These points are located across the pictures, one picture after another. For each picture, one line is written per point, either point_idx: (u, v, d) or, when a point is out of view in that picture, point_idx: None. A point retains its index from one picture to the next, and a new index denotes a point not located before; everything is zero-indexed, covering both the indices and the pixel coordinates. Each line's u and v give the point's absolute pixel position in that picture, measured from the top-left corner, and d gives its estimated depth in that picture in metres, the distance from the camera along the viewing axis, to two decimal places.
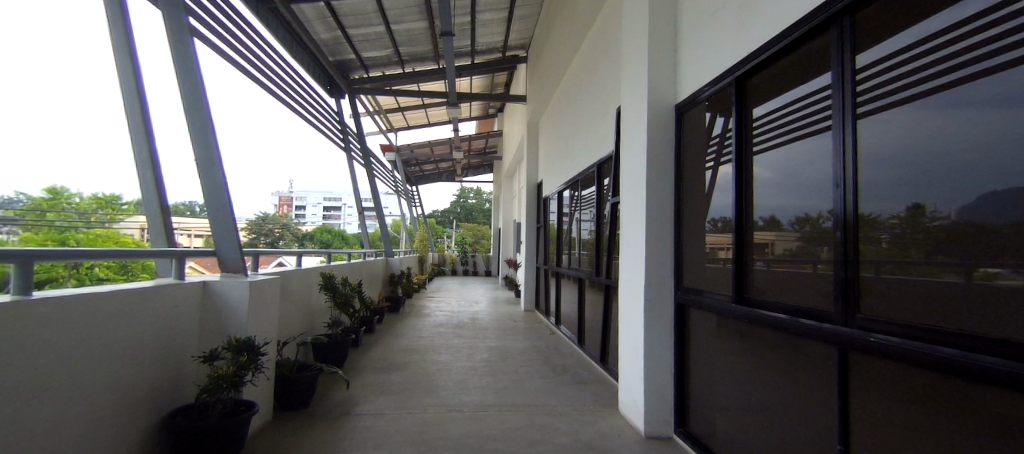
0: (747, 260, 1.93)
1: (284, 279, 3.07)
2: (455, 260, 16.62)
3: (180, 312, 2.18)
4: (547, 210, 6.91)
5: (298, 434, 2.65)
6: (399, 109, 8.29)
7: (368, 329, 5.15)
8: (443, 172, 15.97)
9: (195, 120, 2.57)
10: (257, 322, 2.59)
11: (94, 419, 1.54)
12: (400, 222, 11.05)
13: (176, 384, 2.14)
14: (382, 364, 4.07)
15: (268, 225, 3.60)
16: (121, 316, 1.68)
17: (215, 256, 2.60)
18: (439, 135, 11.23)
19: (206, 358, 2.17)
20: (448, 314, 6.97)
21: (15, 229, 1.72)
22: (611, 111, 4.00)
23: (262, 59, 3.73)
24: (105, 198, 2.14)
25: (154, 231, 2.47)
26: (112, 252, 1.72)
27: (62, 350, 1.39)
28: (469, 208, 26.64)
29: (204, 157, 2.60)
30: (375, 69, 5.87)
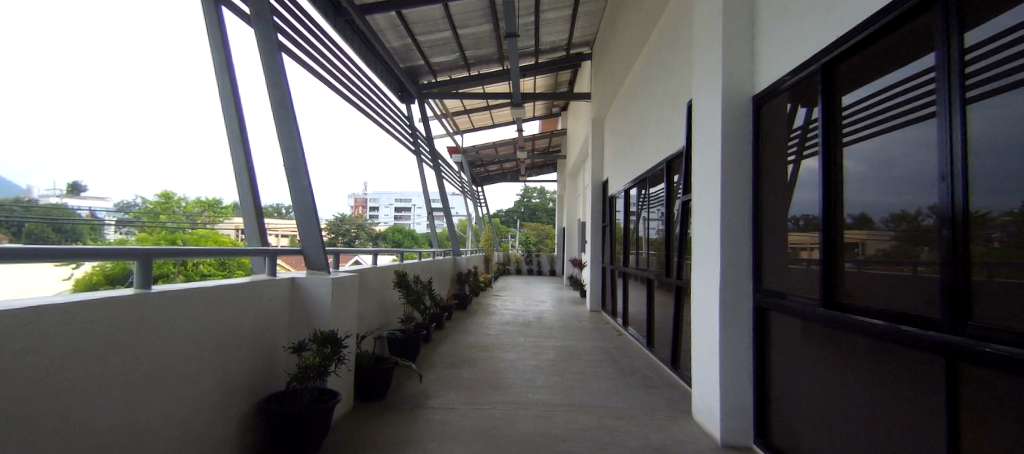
0: (834, 262, 1.74)
1: (362, 277, 3.29)
2: (520, 259, 16.79)
3: (274, 306, 2.45)
4: (613, 209, 6.73)
5: (374, 422, 2.84)
6: (465, 112, 8.53)
7: (438, 325, 5.37)
8: (507, 173, 16.19)
9: (284, 131, 2.85)
10: (339, 317, 2.82)
11: (199, 399, 1.76)
12: (467, 221, 11.38)
13: (270, 370, 2.40)
14: (451, 359, 4.23)
15: (345, 226, 3.90)
16: (223, 308, 1.92)
17: (301, 254, 2.88)
18: (504, 135, 11.39)
19: (295, 348, 2.42)
20: (514, 312, 7.05)
21: (133, 230, 2.04)
22: (681, 103, 3.80)
23: (341, 72, 4.02)
24: (208, 202, 2.53)
25: (249, 231, 2.82)
26: (215, 252, 1.95)
27: (174, 337, 1.61)
28: (533, 208, 26.78)
29: (293, 165, 2.88)
30: (443, 74, 6.08)
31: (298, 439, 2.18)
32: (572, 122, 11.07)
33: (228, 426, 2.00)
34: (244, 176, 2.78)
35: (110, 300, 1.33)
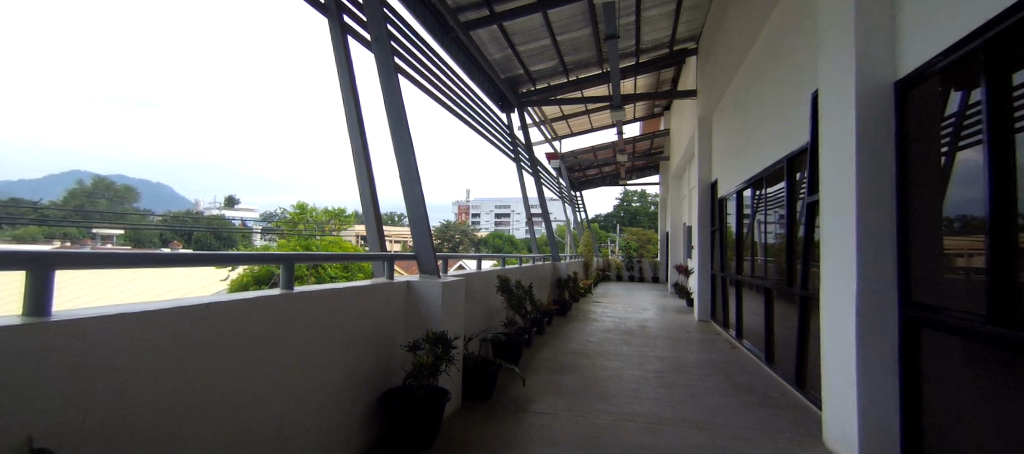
0: (1004, 272, 1.43)
1: (469, 282, 3.52)
2: (621, 264, 16.20)
3: (390, 308, 2.78)
4: (724, 212, 6.20)
5: (481, 423, 3.01)
6: (564, 117, 8.57)
7: (538, 330, 5.46)
8: (607, 177, 15.83)
9: (403, 149, 3.28)
10: (446, 319, 3.08)
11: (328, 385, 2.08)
12: (566, 227, 11.40)
13: (388, 365, 2.73)
14: (552, 365, 4.27)
15: (450, 232, 3.99)
16: (348, 305, 2.24)
17: (416, 258, 3.23)
18: (603, 138, 11.17)
19: (412, 347, 2.72)
20: (615, 320, 6.87)
21: (273, 236, 2.66)
22: (806, 90, 3.37)
23: (449, 88, 4.22)
24: (334, 212, 3.39)
25: (371, 238, 3.21)
26: (342, 257, 2.27)
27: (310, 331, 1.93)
28: (635, 212, 25.77)
29: (408, 177, 3.32)
30: (542, 80, 6.13)
31: (416, 427, 2.46)
32: (675, 121, 10.48)
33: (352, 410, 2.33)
34: (367, 187, 3.15)
35: (264, 300, 1.63)
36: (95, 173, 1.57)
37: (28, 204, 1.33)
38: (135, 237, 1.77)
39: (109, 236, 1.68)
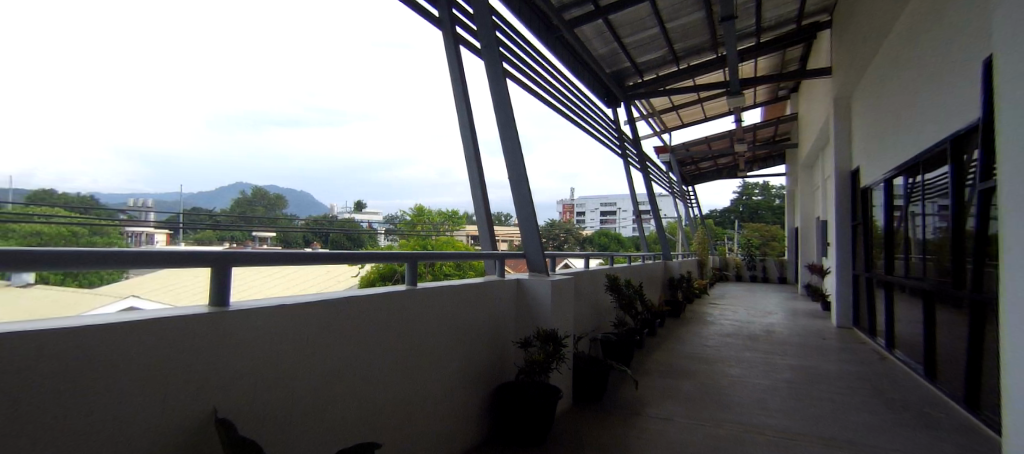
0: None
1: (577, 280, 3.50)
2: (740, 264, 15.15)
3: (500, 307, 2.96)
4: (869, 203, 5.41)
5: (592, 423, 3.01)
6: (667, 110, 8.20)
7: (651, 331, 5.29)
8: (723, 169, 14.78)
9: (512, 149, 3.33)
10: (556, 317, 3.14)
11: (435, 376, 2.33)
12: (677, 224, 11.03)
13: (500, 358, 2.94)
14: (669, 368, 4.08)
15: (556, 231, 3.95)
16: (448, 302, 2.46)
17: (525, 256, 3.30)
18: (712, 129, 10.44)
19: (525, 343, 2.92)
20: (735, 323, 6.40)
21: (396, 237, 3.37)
22: (978, 55, 2.81)
23: (557, 87, 4.21)
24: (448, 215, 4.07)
25: (483, 238, 3.34)
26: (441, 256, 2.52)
27: (417, 326, 2.21)
28: (754, 207, 23.53)
29: (516, 176, 3.36)
30: (652, 72, 5.89)
31: (524, 419, 2.65)
32: (806, 103, 9.34)
33: (458, 401, 2.56)
34: (479, 189, 3.28)
35: (377, 296, 1.90)
36: (252, 185, 2.23)
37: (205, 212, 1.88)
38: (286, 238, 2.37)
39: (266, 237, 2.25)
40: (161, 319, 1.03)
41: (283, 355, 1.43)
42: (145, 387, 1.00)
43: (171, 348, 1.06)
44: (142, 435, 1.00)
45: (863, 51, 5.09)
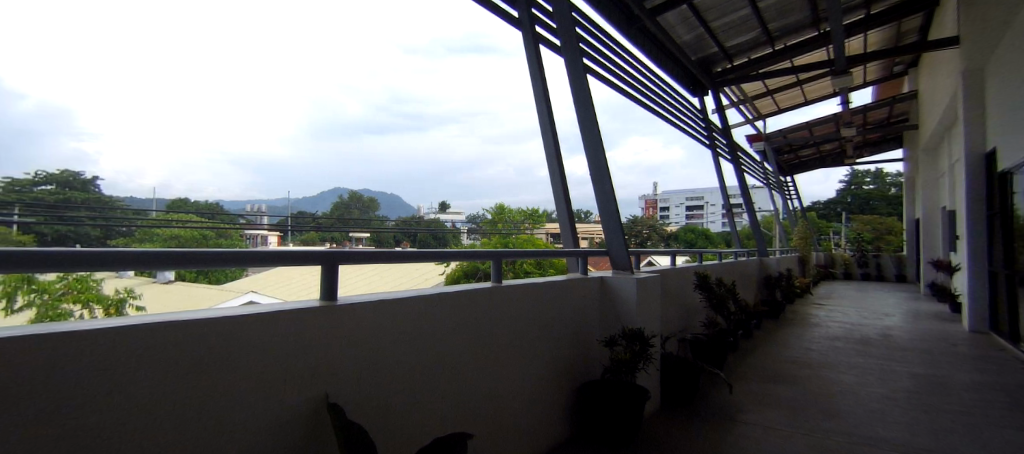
0: None
1: (665, 277, 3.37)
2: (850, 261, 13.84)
3: (584, 305, 2.94)
4: (1012, 189, 4.66)
5: (682, 427, 2.89)
6: (750, 98, 7.69)
7: (746, 333, 4.97)
8: (826, 156, 13.46)
9: (592, 145, 3.28)
10: (643, 315, 3.05)
11: (520, 371, 2.38)
12: (775, 218, 10.42)
13: (584, 356, 2.92)
14: (767, 373, 3.80)
15: (638, 226, 3.82)
16: (532, 299, 2.50)
17: (608, 254, 3.23)
18: (804, 114, 9.61)
19: (609, 341, 2.85)
20: (845, 325, 5.81)
21: (473, 236, 3.60)
22: None
23: (639, 78, 4.08)
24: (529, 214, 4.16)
25: (565, 236, 3.33)
26: (519, 253, 2.56)
27: (501, 322, 2.27)
28: (863, 197, 21.06)
29: (598, 172, 3.30)
30: (742, 56, 5.51)
31: (616, 421, 2.58)
32: (929, 79, 8.21)
33: (545, 398, 2.59)
34: (560, 187, 3.29)
35: (457, 293, 1.99)
36: (348, 190, 3.64)
37: (306, 217, 2.86)
38: (378, 238, 3.11)
39: (361, 237, 3.08)
40: (261, 317, 1.23)
41: (373, 349, 1.60)
42: (254, 376, 1.21)
43: (272, 342, 1.26)
44: (263, 412, 1.23)
45: (1005, 13, 4.37)
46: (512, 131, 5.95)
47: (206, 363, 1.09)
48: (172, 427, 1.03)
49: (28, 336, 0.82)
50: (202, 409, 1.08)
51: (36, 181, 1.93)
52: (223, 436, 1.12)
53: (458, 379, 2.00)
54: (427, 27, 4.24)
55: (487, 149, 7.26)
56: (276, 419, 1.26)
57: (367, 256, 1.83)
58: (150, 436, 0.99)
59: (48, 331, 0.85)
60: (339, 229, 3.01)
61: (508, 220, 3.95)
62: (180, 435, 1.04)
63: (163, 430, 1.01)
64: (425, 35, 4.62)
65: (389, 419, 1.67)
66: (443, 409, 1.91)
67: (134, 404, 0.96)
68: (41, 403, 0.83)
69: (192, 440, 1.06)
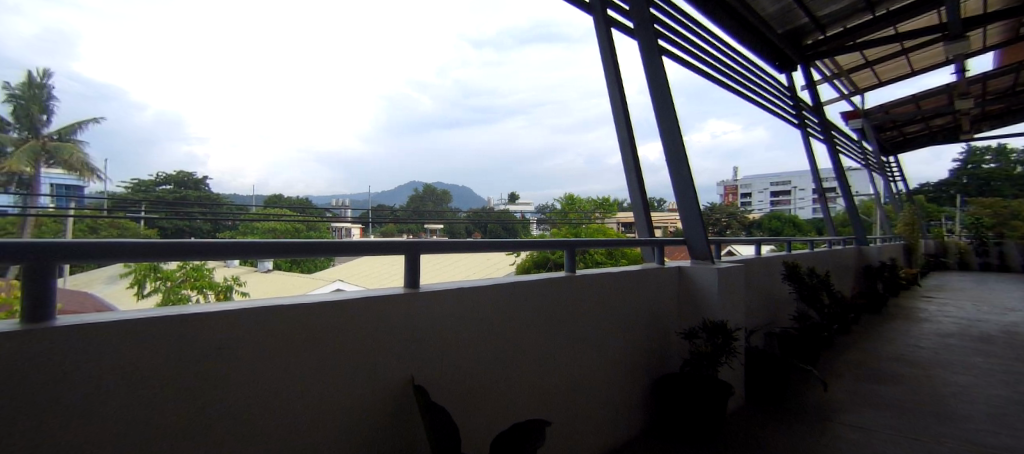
0: None
1: (749, 267, 3.18)
2: (967, 249, 12.44)
3: (663, 295, 2.80)
4: None
5: (770, 425, 2.71)
6: (838, 74, 7.03)
7: (841, 328, 4.58)
8: (934, 132, 11.95)
9: (669, 130, 3.14)
10: (727, 306, 2.88)
11: (596, 362, 2.35)
12: (875, 203, 9.52)
13: (664, 349, 2.80)
14: (867, 372, 3.48)
15: (718, 214, 3.63)
16: (606, 289, 2.44)
17: (687, 244, 3.09)
18: (902, 88, 8.64)
19: (688, 334, 2.70)
20: (961, 322, 5.17)
21: (544, 228, 3.61)
22: None
23: (718, 57, 3.84)
24: (600, 204, 4.13)
25: (640, 224, 3.24)
26: (598, 242, 2.51)
27: (576, 313, 2.24)
28: (980, 178, 18.48)
29: (675, 158, 3.16)
30: (836, 25, 5.06)
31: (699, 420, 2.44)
32: None
33: (621, 390, 2.53)
34: (634, 175, 3.21)
35: (529, 283, 2.00)
36: (422, 184, 3.81)
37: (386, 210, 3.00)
38: (451, 230, 3.24)
39: (436, 230, 3.19)
40: (349, 305, 1.31)
41: (455, 335, 1.65)
42: (340, 362, 1.29)
43: (360, 326, 1.34)
44: (353, 393, 1.31)
45: None
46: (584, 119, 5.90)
47: (304, 345, 1.20)
48: (271, 406, 1.13)
49: (158, 319, 0.94)
50: (297, 390, 1.18)
51: (156, 181, 2.39)
52: (323, 409, 1.24)
53: (537, 366, 2.02)
54: (496, 18, 4.28)
55: (556, 138, 7.17)
56: (370, 397, 1.36)
57: (450, 246, 1.88)
58: (263, 407, 1.11)
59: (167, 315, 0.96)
60: (414, 221, 3.13)
61: (578, 211, 3.97)
62: (287, 406, 1.16)
63: (264, 409, 1.11)
64: (492, 28, 4.65)
65: (471, 405, 1.71)
66: (523, 397, 1.94)
67: (245, 381, 1.07)
68: (171, 382, 0.96)
69: (297, 411, 1.18)
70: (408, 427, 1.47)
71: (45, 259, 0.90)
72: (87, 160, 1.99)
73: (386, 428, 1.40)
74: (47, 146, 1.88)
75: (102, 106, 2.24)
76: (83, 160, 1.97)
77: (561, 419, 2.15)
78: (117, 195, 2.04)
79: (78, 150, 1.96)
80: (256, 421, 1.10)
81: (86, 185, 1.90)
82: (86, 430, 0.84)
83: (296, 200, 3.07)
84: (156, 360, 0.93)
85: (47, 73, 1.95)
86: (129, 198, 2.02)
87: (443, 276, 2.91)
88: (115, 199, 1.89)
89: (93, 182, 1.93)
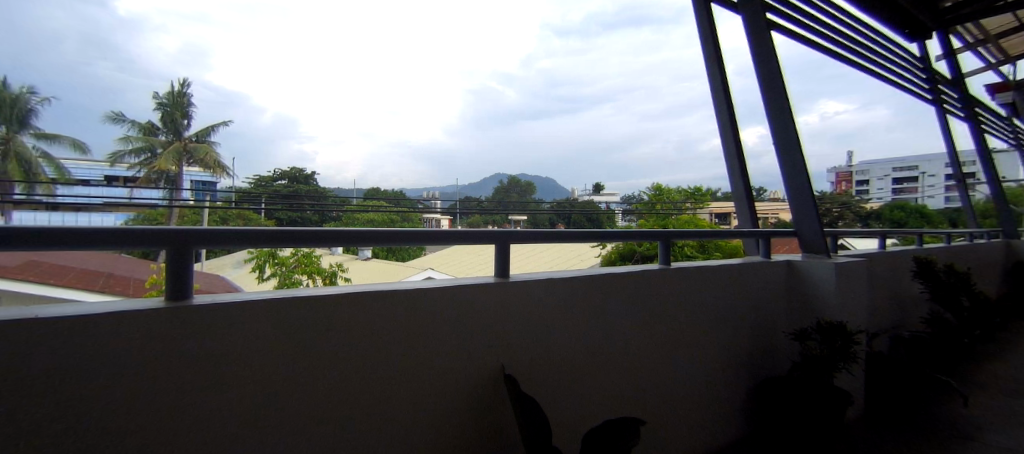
0: None
1: (870, 262, 2.86)
2: None
3: (771, 292, 2.57)
4: None
5: (896, 439, 2.39)
6: (981, 39, 6.01)
7: (985, 336, 3.95)
8: None
9: (778, 109, 2.88)
10: (845, 305, 2.59)
11: (695, 361, 2.19)
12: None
13: (772, 352, 2.54)
14: (1020, 387, 2.99)
15: (831, 204, 3.29)
16: (710, 282, 2.27)
17: (797, 235, 2.84)
18: None
19: (799, 335, 2.44)
20: None
21: (632, 218, 3.53)
22: None
23: (835, 26, 3.44)
24: (693, 195, 3.92)
25: (741, 212, 3.04)
26: (702, 232, 2.35)
27: (674, 308, 2.12)
28: None
29: (785, 140, 2.88)
30: None
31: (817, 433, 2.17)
32: None
33: (724, 394, 2.33)
34: (737, 159, 3.00)
35: (621, 274, 1.92)
36: (508, 176, 3.93)
37: (476, 203, 3.10)
38: (535, 221, 3.10)
39: (519, 221, 3.06)
40: (442, 290, 1.37)
41: (542, 326, 1.64)
42: (431, 351, 1.34)
43: (447, 312, 1.37)
44: (441, 381, 1.36)
45: None
46: (673, 105, 5.66)
47: (399, 332, 1.27)
48: (368, 387, 1.20)
49: (271, 300, 1.05)
50: (390, 375, 1.24)
51: (274, 177, 2.63)
52: (415, 394, 1.29)
53: (632, 362, 1.95)
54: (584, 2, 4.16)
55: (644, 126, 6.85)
56: (459, 384, 1.40)
57: (553, 236, 1.89)
58: (361, 386, 1.18)
59: (284, 295, 1.08)
60: (500, 212, 3.17)
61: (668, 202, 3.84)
62: (382, 387, 1.23)
63: (362, 391, 1.18)
64: (579, 14, 4.54)
65: (558, 400, 1.70)
66: (616, 394, 1.88)
67: (344, 361, 1.16)
68: (286, 358, 1.06)
69: (390, 393, 1.24)
70: (494, 417, 1.48)
71: (185, 246, 1.03)
72: (220, 159, 2.27)
73: (475, 413, 1.43)
74: (188, 147, 2.18)
75: (227, 111, 2.63)
76: (216, 159, 2.24)
77: (658, 419, 2.04)
78: (244, 190, 2.27)
79: (211, 150, 2.25)
80: (351, 402, 1.17)
81: (218, 181, 2.17)
82: (216, 396, 0.96)
83: (393, 191, 3.26)
84: (271, 338, 1.04)
85: (184, 82, 2.29)
86: (253, 193, 2.22)
87: (533, 266, 2.92)
88: (241, 194, 2.13)
89: (222, 179, 2.20)
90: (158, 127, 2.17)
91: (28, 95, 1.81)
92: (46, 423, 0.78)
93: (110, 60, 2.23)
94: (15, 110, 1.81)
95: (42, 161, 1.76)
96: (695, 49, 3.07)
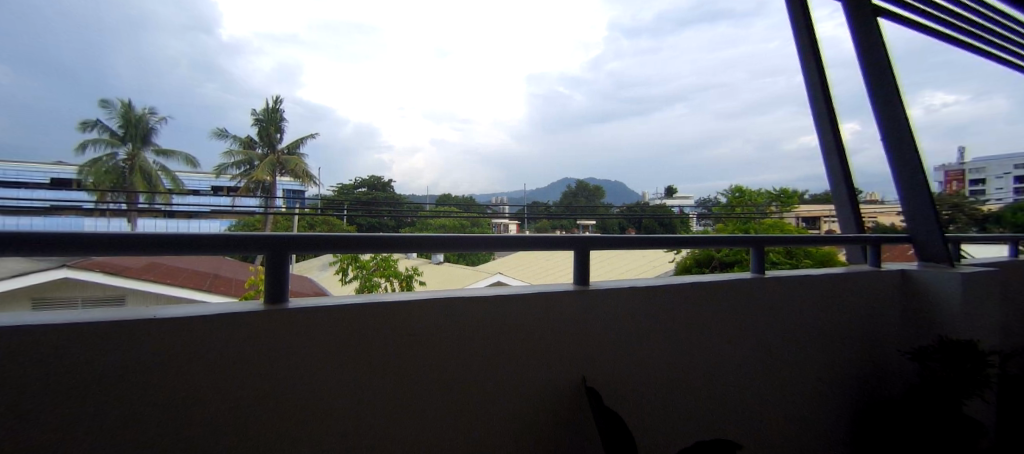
0: None
1: (1004, 272, 2.56)
2: None
3: (885, 305, 2.36)
4: None
5: None
6: None
7: None
8: None
9: (886, 102, 2.65)
10: (972, 320, 2.35)
11: (790, 378, 2.04)
12: None
13: (884, 371, 2.33)
14: None
15: (944, 204, 2.99)
16: (813, 292, 2.13)
17: (911, 240, 2.64)
18: None
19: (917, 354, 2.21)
20: None
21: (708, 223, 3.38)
22: None
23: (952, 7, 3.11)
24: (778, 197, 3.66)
25: (843, 216, 2.78)
26: (800, 238, 2.21)
27: (772, 320, 2.00)
28: None
29: (896, 133, 2.65)
30: None
31: None
32: None
33: (819, 417, 2.12)
34: (836, 156, 2.77)
35: (713, 284, 1.85)
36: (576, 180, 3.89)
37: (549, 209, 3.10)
38: (603, 226, 3.04)
39: (588, 225, 3.01)
40: (525, 298, 1.38)
41: (625, 338, 1.60)
42: (507, 361, 1.34)
43: (525, 322, 1.38)
44: (518, 390, 1.36)
45: None
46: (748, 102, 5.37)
47: (477, 341, 1.29)
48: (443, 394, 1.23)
49: (359, 306, 1.13)
50: (466, 382, 1.27)
51: (355, 185, 2.80)
52: (488, 403, 1.30)
53: (725, 377, 1.85)
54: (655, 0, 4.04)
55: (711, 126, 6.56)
56: (534, 395, 1.39)
57: (639, 241, 1.83)
58: (437, 392, 1.22)
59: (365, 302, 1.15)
60: (568, 217, 3.13)
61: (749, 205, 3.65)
62: (457, 394, 1.25)
63: (437, 397, 1.22)
64: (649, 13, 4.43)
65: (642, 414, 1.64)
66: (707, 410, 1.80)
67: (423, 367, 1.20)
68: (369, 362, 1.13)
69: (464, 400, 1.26)
70: (568, 430, 1.45)
71: (280, 251, 1.09)
72: (307, 170, 2.38)
73: (550, 425, 1.41)
74: (281, 160, 2.32)
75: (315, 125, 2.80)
76: (304, 169, 2.36)
77: (749, 439, 1.91)
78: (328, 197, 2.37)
79: (300, 161, 2.37)
80: (425, 406, 1.21)
81: (306, 189, 2.25)
82: (316, 396, 1.06)
83: (464, 197, 3.32)
84: (356, 342, 1.12)
85: (276, 99, 2.44)
86: (336, 200, 2.31)
87: (609, 273, 2.85)
88: (327, 200, 2.21)
89: (309, 188, 2.28)
90: (255, 141, 2.34)
91: (149, 115, 1.93)
92: (171, 407, 0.92)
93: (214, 82, 2.44)
94: (137, 130, 1.86)
95: (161, 174, 1.84)
96: (787, 42, 2.89)
